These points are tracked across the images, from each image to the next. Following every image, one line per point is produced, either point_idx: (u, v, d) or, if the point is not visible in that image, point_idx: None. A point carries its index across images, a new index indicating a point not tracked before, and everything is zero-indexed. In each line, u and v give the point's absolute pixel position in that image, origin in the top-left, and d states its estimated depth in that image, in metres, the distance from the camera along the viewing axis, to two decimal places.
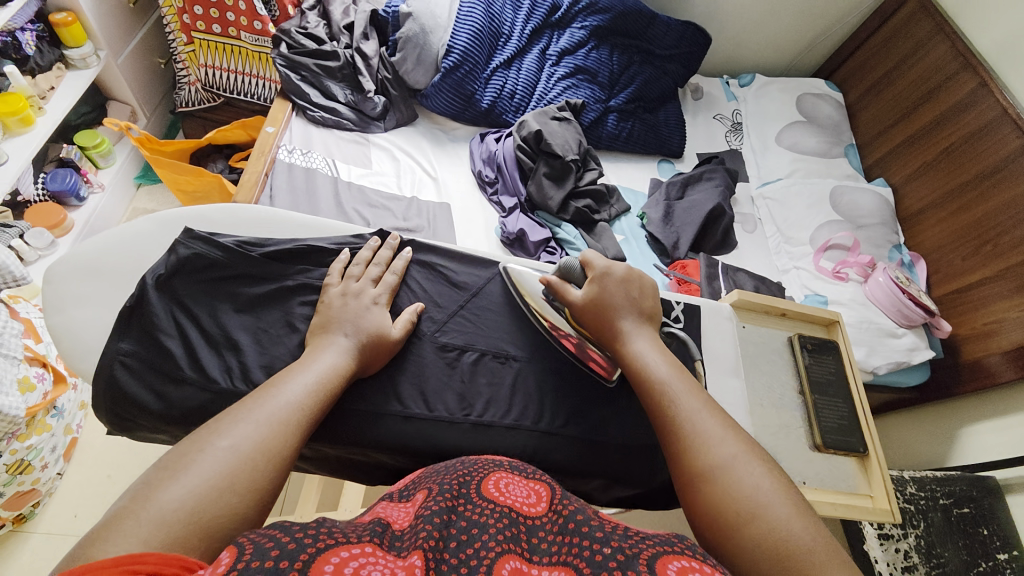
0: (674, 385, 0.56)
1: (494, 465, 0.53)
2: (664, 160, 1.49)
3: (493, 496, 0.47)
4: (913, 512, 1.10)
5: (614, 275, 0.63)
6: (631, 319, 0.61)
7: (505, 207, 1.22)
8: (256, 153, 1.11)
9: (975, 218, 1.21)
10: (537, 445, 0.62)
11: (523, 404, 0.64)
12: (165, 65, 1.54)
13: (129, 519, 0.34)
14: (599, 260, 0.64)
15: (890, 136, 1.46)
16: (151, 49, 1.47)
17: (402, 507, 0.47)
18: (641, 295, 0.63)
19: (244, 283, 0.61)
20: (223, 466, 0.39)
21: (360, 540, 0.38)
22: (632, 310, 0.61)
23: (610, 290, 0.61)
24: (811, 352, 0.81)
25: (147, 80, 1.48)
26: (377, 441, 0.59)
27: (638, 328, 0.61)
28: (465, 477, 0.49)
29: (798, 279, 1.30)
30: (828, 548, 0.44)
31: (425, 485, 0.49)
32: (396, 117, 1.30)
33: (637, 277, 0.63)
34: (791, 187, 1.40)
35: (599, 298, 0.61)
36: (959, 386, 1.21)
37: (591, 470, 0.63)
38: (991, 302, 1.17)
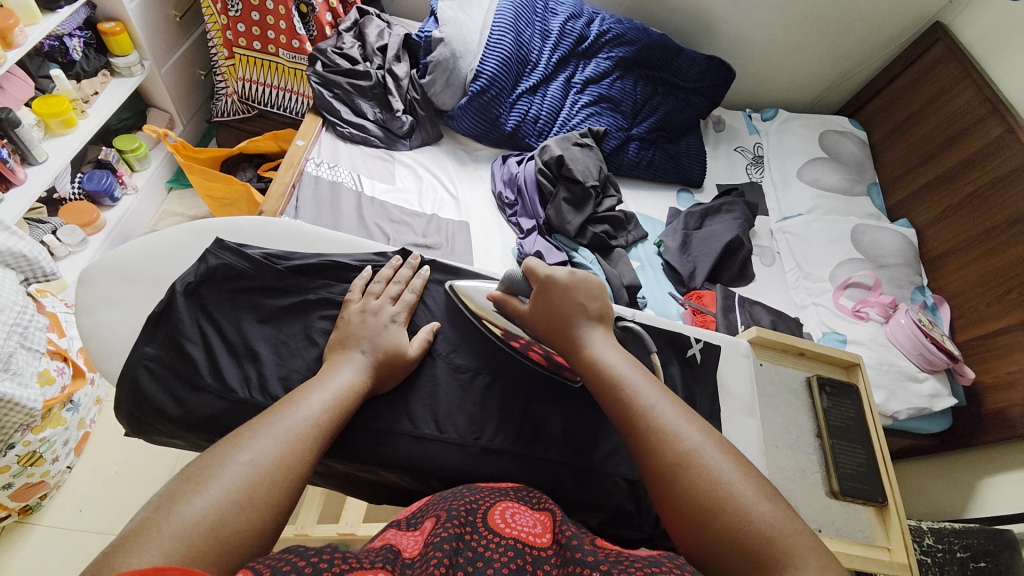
0: (634, 377, 0.54)
1: (500, 495, 0.52)
2: (683, 190, 1.50)
3: (500, 527, 0.46)
4: (930, 564, 1.06)
5: (558, 279, 0.60)
6: (583, 323, 0.58)
7: (523, 229, 1.24)
8: (285, 165, 1.15)
9: (1000, 264, 1.19)
10: (545, 473, 0.62)
11: (533, 430, 0.64)
12: (205, 77, 1.61)
13: (152, 532, 0.35)
14: (540, 267, 0.62)
15: (913, 178, 1.45)
16: (192, 61, 1.54)
17: (411, 535, 0.47)
18: (589, 298, 0.60)
19: (268, 295, 0.62)
20: (242, 480, 0.39)
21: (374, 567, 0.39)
22: (582, 313, 0.59)
23: (557, 297, 0.59)
24: (830, 395, 0.79)
25: (187, 90, 1.54)
26: (386, 459, 0.58)
27: (595, 330, 0.59)
28: (472, 505, 0.49)
29: (816, 315, 1.28)
30: (797, 528, 0.46)
31: (432, 512, 0.49)
32: (421, 136, 1.33)
33: (581, 279, 0.60)
34: (812, 223, 1.39)
35: (548, 305, 0.60)
36: (982, 437, 1.17)
37: (599, 503, 0.62)
38: (1017, 351, 1.13)
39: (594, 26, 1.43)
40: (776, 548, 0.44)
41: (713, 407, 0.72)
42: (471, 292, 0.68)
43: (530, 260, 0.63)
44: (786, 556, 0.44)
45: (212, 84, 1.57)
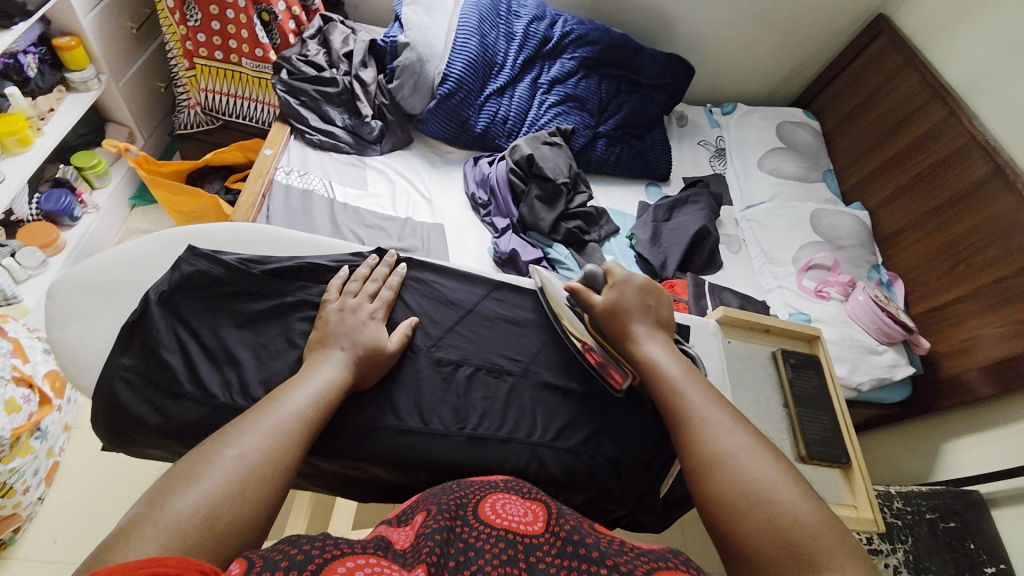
0: (684, 379, 0.60)
1: (490, 486, 0.54)
2: (651, 184, 1.55)
3: (489, 519, 0.47)
4: (900, 526, 1.09)
5: (631, 282, 0.67)
6: (643, 325, 0.64)
7: (497, 228, 1.26)
8: (254, 174, 1.14)
9: (949, 239, 1.27)
10: (529, 458, 0.63)
11: (515, 417, 0.65)
12: (165, 89, 1.58)
13: (146, 527, 0.35)
14: (619, 269, 0.68)
15: (864, 163, 1.54)
16: (152, 73, 1.51)
17: (402, 530, 0.48)
18: (652, 304, 0.66)
19: (245, 299, 0.62)
20: (233, 474, 0.40)
21: (365, 554, 0.40)
22: (644, 315, 0.65)
23: (624, 297, 0.65)
24: (795, 366, 0.84)
25: (147, 104, 1.51)
26: (372, 454, 0.59)
27: (652, 333, 0.64)
28: (463, 498, 0.50)
29: (782, 297, 1.34)
30: (839, 538, 0.46)
31: (424, 506, 0.50)
32: (391, 141, 1.34)
33: (651, 287, 0.67)
34: (774, 210, 1.46)
35: (615, 304, 0.65)
36: (940, 402, 1.25)
37: (583, 483, 0.64)
38: (968, 319, 1.21)
39: (557, 27, 1.46)
40: (819, 545, 0.45)
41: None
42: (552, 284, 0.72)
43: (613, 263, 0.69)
44: (827, 553, 0.44)
45: (173, 96, 1.54)
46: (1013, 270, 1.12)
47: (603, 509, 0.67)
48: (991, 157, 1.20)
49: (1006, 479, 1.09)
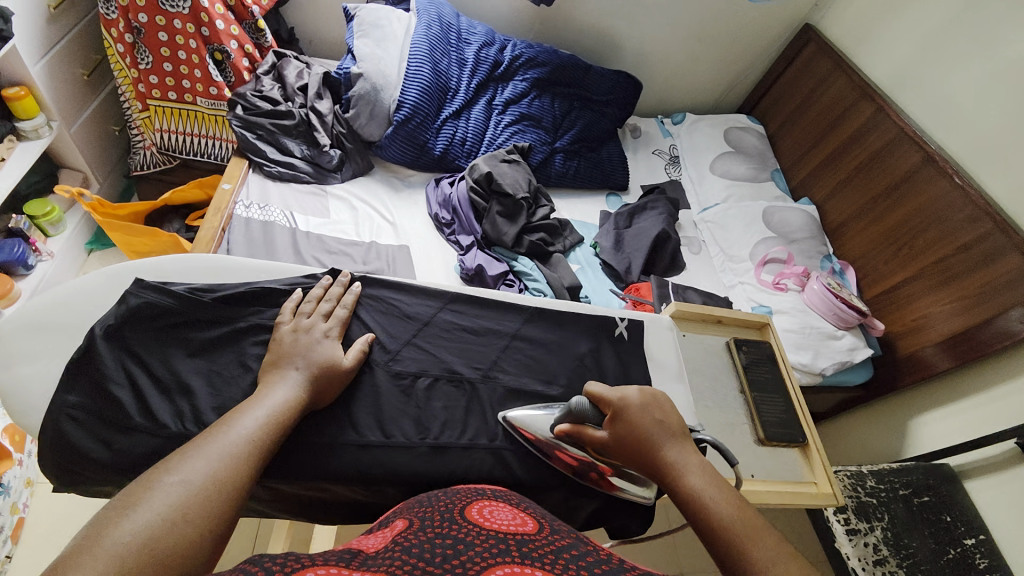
0: (744, 521, 0.49)
1: (476, 495, 0.52)
2: (612, 194, 1.61)
3: (478, 520, 0.45)
4: (875, 504, 1.09)
5: (630, 404, 0.60)
6: (671, 447, 0.57)
7: (462, 246, 1.28)
8: (212, 210, 1.13)
9: (892, 225, 1.34)
10: (493, 462, 0.64)
11: (478, 424, 0.66)
12: (120, 132, 1.57)
13: (84, 555, 0.33)
14: (608, 391, 0.62)
15: (806, 162, 1.63)
16: (105, 117, 1.50)
17: (379, 534, 0.46)
18: (665, 417, 0.60)
19: (196, 328, 0.61)
20: (175, 499, 0.39)
21: (334, 563, 0.38)
22: (665, 433, 0.58)
23: (635, 422, 0.58)
24: (749, 353, 0.87)
25: (101, 147, 1.50)
26: (333, 472, 0.59)
27: (682, 457, 0.56)
28: (448, 506, 0.48)
29: (744, 292, 1.39)
30: None
31: (406, 514, 0.48)
32: (352, 168, 1.36)
33: (656, 401, 0.61)
34: (729, 210, 1.52)
35: (627, 433, 0.58)
36: (901, 380, 1.29)
37: (550, 483, 0.65)
38: (916, 299, 1.27)
39: (507, 51, 1.52)
40: None
41: (648, 378, 0.78)
42: (530, 420, 0.66)
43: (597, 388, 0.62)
44: None
45: (129, 138, 1.53)
46: (953, 249, 1.19)
47: (575, 506, 0.68)
48: (920, 147, 1.29)
49: (975, 451, 1.12)
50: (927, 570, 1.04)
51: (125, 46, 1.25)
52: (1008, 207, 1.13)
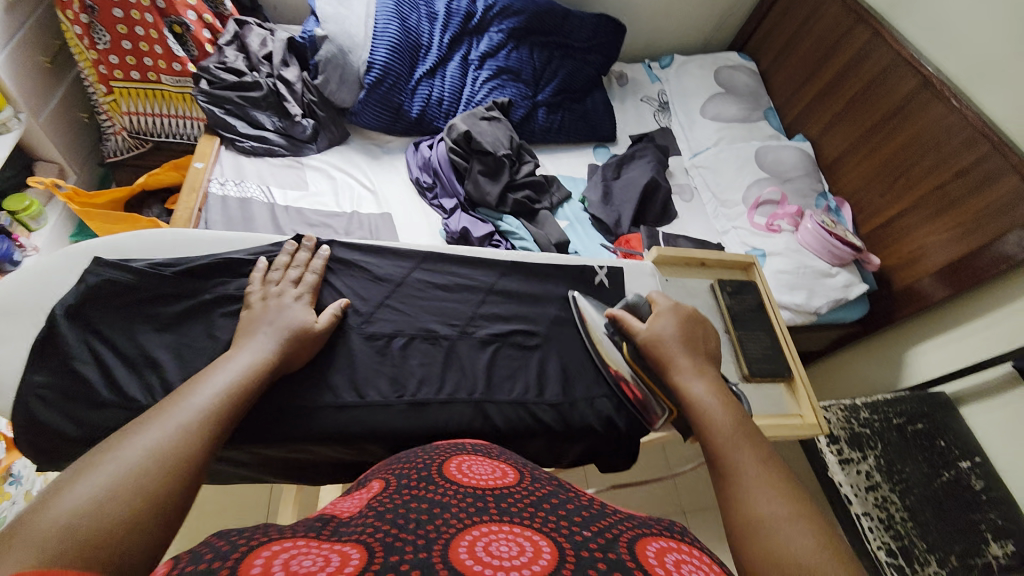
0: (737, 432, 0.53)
1: (456, 450, 0.49)
2: (599, 146, 1.56)
3: (457, 477, 0.43)
4: (869, 434, 1.09)
5: (673, 315, 0.68)
6: (689, 362, 0.63)
7: (446, 209, 1.26)
8: (186, 189, 1.10)
9: (887, 155, 1.30)
10: (472, 415, 0.65)
11: (456, 381, 0.67)
12: (90, 119, 1.53)
13: (26, 527, 0.32)
14: (662, 299, 0.71)
15: (801, 97, 1.57)
16: (73, 105, 1.46)
17: (355, 496, 0.43)
18: (695, 336, 0.67)
19: (160, 302, 0.62)
20: (127, 468, 0.38)
21: (304, 536, 0.33)
22: (689, 350, 0.64)
23: (668, 330, 0.66)
24: (732, 293, 0.87)
25: (73, 137, 1.47)
26: (312, 434, 0.60)
27: (697, 373, 0.61)
28: (426, 463, 0.46)
29: (737, 237, 1.36)
30: None
31: (381, 474, 0.46)
32: (327, 138, 1.32)
33: (697, 324, 0.68)
34: (720, 153, 1.48)
35: (658, 335, 0.66)
36: (897, 312, 1.28)
37: (531, 432, 0.67)
38: (914, 230, 1.23)
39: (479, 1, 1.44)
40: None
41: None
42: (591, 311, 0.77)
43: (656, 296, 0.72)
44: None
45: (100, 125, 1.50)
46: (951, 174, 1.15)
47: (560, 449, 0.71)
48: (917, 70, 1.22)
49: (969, 375, 1.12)
50: (920, 492, 1.05)
51: (81, 27, 1.18)
52: (1006, 124, 1.08)
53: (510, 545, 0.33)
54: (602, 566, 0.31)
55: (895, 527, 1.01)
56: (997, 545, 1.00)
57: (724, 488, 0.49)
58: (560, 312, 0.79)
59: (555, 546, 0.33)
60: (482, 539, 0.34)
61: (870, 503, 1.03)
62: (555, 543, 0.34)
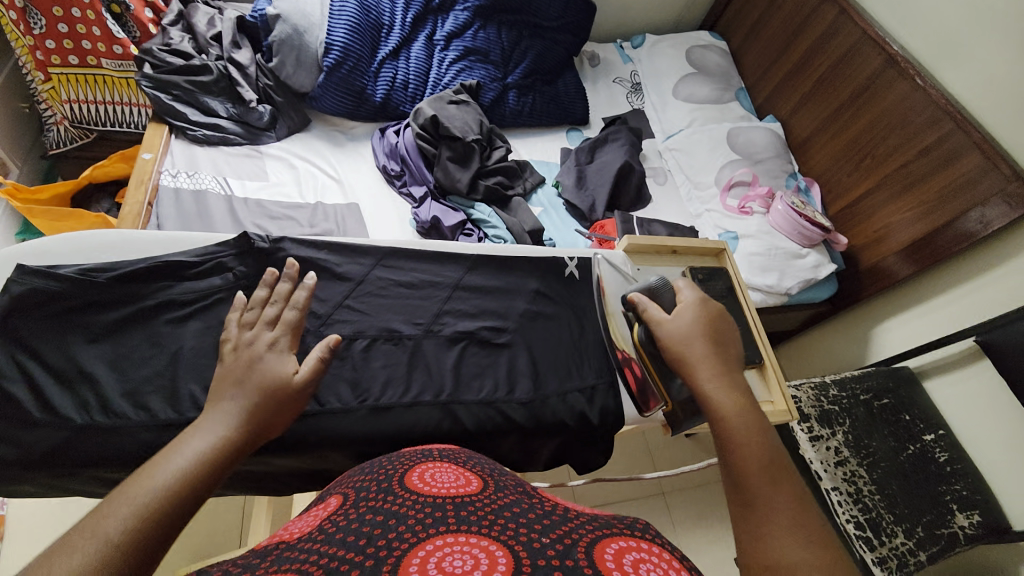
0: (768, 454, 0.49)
1: (422, 457, 0.48)
2: (572, 129, 1.53)
3: (417, 487, 0.41)
4: (837, 411, 1.11)
5: (695, 309, 0.65)
6: (712, 363, 0.59)
7: (415, 198, 1.21)
8: (133, 182, 1.01)
9: (853, 135, 1.31)
10: (440, 417, 0.65)
11: (421, 383, 0.67)
12: (30, 110, 1.40)
13: None
14: (687, 291, 0.69)
15: (772, 76, 1.56)
16: (11, 92, 1.34)
17: (310, 515, 0.41)
18: (720, 335, 0.63)
19: (95, 310, 0.58)
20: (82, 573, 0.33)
21: (239, 571, 0.31)
22: (714, 351, 0.60)
23: (692, 325, 0.63)
24: (704, 280, 0.88)
25: (13, 128, 1.34)
26: (270, 445, 0.57)
27: (723, 374, 0.58)
28: (387, 473, 0.44)
29: (710, 220, 1.36)
30: None
31: (341, 489, 0.44)
32: (287, 125, 1.25)
33: (723, 321, 0.65)
34: (692, 135, 1.47)
35: (683, 331, 0.63)
36: (863, 291, 1.31)
37: (500, 431, 0.68)
38: (879, 209, 1.26)
39: None
40: None
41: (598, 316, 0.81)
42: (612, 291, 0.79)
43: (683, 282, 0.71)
44: None
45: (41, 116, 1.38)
46: (914, 152, 1.16)
47: (533, 445, 0.71)
48: (882, 49, 1.22)
49: (935, 351, 1.17)
50: (887, 466, 1.08)
51: (15, 12, 1.08)
52: (970, 102, 1.09)
53: (463, 557, 0.32)
54: (557, 575, 0.30)
55: (863, 501, 1.02)
56: (962, 516, 1.05)
57: (746, 514, 0.45)
58: (528, 306, 0.78)
59: (510, 557, 0.32)
60: (435, 553, 0.32)
61: (839, 478, 1.04)
62: (511, 552, 0.32)
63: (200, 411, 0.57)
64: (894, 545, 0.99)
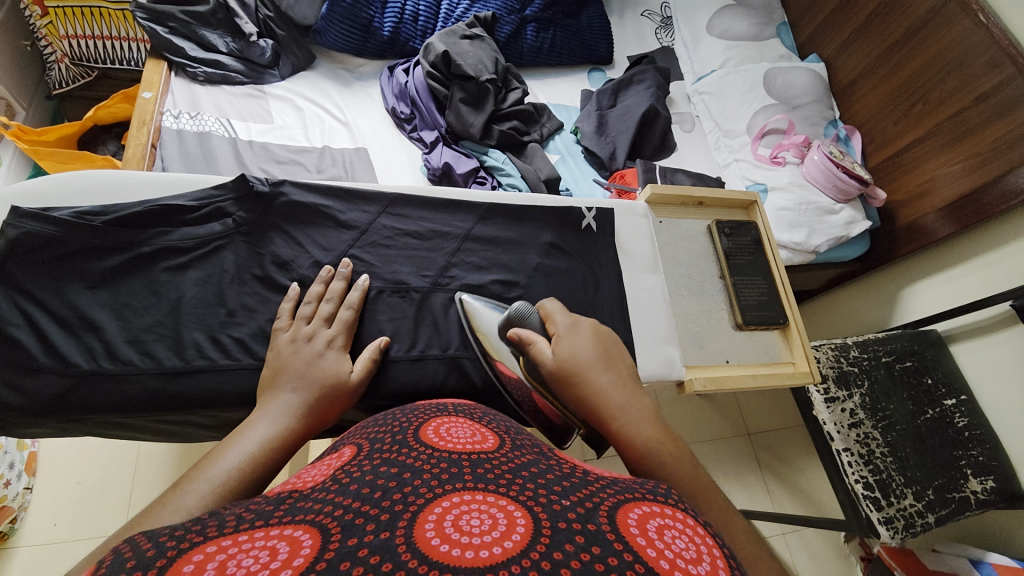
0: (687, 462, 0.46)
1: (436, 411, 0.46)
2: (595, 69, 1.43)
3: (432, 441, 0.39)
4: (857, 373, 1.09)
5: (574, 329, 0.58)
6: (608, 379, 0.52)
7: (426, 143, 1.15)
8: (135, 122, 0.97)
9: (905, 78, 1.18)
10: (447, 372, 0.65)
11: (428, 337, 0.66)
12: (33, 48, 1.33)
13: None
14: (557, 310, 0.61)
15: (819, 9, 1.40)
16: (12, 29, 1.26)
17: (324, 463, 0.40)
18: (605, 349, 0.57)
19: (92, 256, 0.56)
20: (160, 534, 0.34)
21: (252, 522, 0.29)
22: (605, 370, 0.53)
23: (573, 352, 0.54)
24: (729, 235, 0.84)
25: (17, 68, 1.29)
26: None
27: (622, 391, 0.51)
28: (402, 426, 0.42)
29: (738, 170, 1.28)
30: None
31: (354, 440, 0.42)
32: (291, 62, 1.18)
33: (608, 336, 0.58)
34: (726, 77, 1.35)
35: (569, 359, 0.54)
36: (897, 250, 1.24)
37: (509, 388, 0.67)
38: (925, 161, 1.15)
39: None
40: None
41: (615, 268, 0.78)
42: (480, 313, 0.65)
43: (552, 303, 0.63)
44: None
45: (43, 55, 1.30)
46: (970, 99, 1.05)
47: None
48: None
49: (969, 314, 1.11)
50: (902, 429, 1.06)
51: None
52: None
53: (481, 517, 0.30)
54: (579, 540, 0.28)
55: (875, 462, 1.01)
56: (976, 480, 1.04)
57: None
58: (541, 259, 0.75)
59: (529, 518, 0.30)
60: (452, 512, 0.30)
61: (852, 439, 1.02)
62: (530, 513, 0.30)
63: (206, 360, 0.57)
64: (901, 507, 0.98)
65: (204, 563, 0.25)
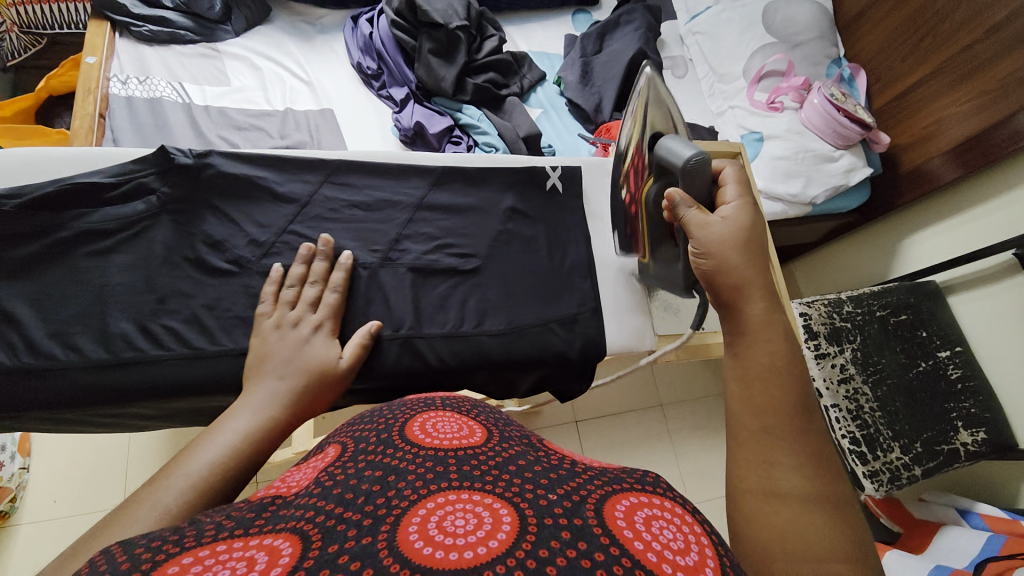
0: (785, 368, 0.41)
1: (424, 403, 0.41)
2: (579, 11, 1.32)
3: (419, 438, 0.35)
4: (849, 328, 1.06)
5: (737, 210, 0.49)
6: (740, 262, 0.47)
7: (396, 100, 1.07)
8: (81, 91, 0.90)
9: (913, 9, 1.07)
10: (400, 351, 0.62)
11: (380, 316, 0.63)
12: None
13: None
14: (730, 182, 0.52)
15: None
16: None
17: (310, 465, 0.36)
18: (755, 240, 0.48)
19: (9, 245, 0.54)
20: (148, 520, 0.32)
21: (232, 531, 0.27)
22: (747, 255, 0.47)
23: (726, 232, 0.48)
24: None
25: None
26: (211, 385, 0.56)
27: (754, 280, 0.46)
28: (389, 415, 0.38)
29: (733, 119, 1.20)
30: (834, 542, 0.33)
31: (339, 436, 0.38)
32: (244, 16, 1.09)
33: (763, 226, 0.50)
34: (722, 14, 1.26)
35: (717, 237, 0.47)
36: (900, 198, 1.17)
37: (469, 366, 0.64)
38: (932, 101, 1.07)
39: None
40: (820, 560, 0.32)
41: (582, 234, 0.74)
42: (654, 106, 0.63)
43: (733, 172, 0.53)
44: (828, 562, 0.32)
45: None
46: (980, 32, 0.96)
47: (508, 379, 0.68)
48: None
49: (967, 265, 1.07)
50: (893, 383, 1.04)
51: None
52: None
53: (465, 518, 0.28)
54: (566, 536, 0.27)
55: (863, 417, 1.01)
56: (966, 432, 1.03)
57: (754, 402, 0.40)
58: (503, 226, 0.71)
59: (516, 515, 0.28)
60: (437, 513, 0.29)
61: (840, 395, 1.01)
62: (517, 511, 0.29)
63: (135, 351, 0.55)
64: (887, 460, 0.99)
65: (186, 569, 0.24)
